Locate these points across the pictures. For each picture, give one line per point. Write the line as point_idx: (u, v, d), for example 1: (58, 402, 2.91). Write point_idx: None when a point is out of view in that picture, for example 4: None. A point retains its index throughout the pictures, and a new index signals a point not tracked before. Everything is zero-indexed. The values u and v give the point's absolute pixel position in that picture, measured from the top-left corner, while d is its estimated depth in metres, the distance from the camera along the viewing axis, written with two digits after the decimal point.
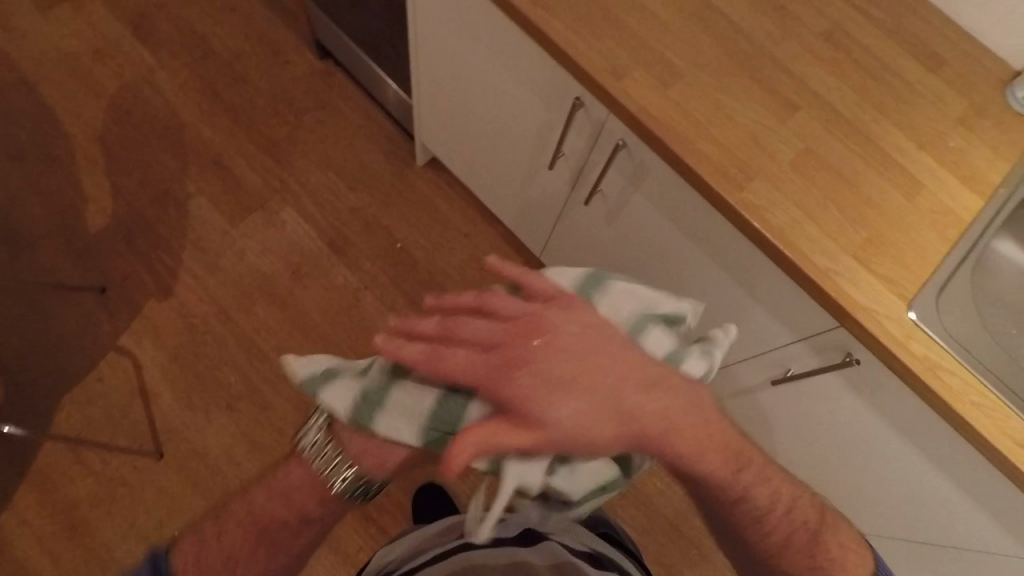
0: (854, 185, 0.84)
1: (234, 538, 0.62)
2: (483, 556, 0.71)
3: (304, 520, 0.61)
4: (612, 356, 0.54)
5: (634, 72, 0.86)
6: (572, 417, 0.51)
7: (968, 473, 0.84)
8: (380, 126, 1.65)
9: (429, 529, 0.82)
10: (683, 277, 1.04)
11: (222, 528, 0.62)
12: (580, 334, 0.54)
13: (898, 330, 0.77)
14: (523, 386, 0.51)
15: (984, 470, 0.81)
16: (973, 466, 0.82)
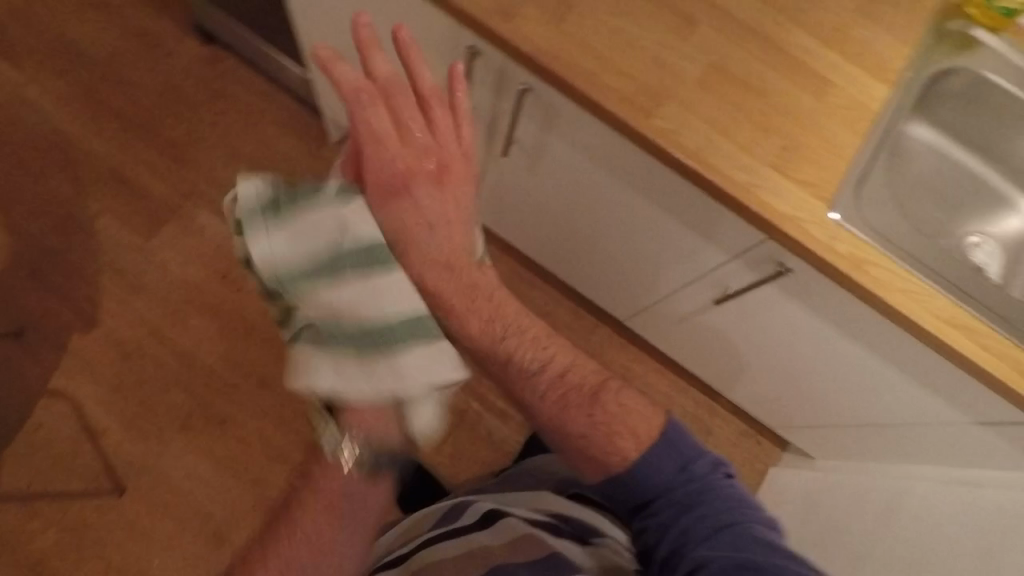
0: (764, 94, 0.82)
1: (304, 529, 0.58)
2: (442, 551, 0.71)
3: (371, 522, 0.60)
4: (425, 169, 0.63)
5: (525, 10, 0.82)
6: (413, 202, 0.62)
7: (907, 356, 0.87)
8: (285, 107, 1.56)
9: (414, 517, 0.85)
10: (615, 215, 1.03)
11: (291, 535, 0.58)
12: (411, 150, 0.63)
13: (823, 233, 0.78)
14: (381, 175, 0.62)
15: (921, 352, 0.84)
16: (909, 349, 0.85)
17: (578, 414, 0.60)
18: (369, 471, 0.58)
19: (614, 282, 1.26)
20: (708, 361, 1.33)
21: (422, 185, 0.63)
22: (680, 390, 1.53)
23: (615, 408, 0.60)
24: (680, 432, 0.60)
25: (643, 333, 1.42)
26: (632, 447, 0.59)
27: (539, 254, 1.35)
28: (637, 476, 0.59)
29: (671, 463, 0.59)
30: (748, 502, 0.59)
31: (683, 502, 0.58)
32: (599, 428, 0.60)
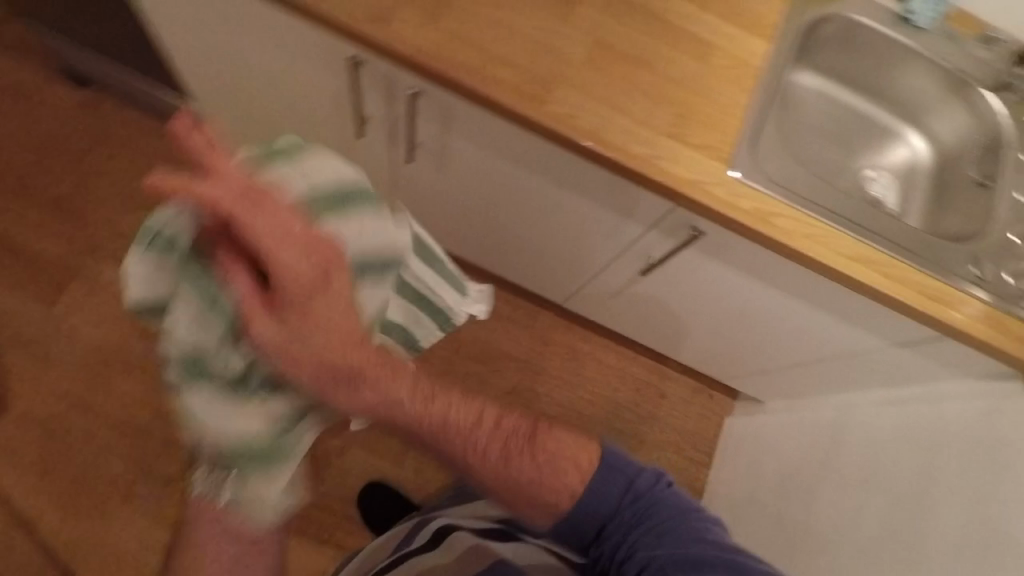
0: (651, 65, 0.83)
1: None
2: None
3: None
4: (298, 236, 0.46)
5: (400, 13, 0.79)
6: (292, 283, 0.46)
7: (824, 295, 0.91)
8: (179, 142, 1.48)
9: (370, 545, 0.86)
10: (531, 203, 1.02)
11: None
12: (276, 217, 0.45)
13: (727, 193, 0.80)
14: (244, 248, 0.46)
15: (834, 290, 0.88)
16: (824, 288, 0.89)
17: (519, 449, 0.56)
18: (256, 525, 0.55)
19: (545, 268, 1.26)
20: (648, 328, 1.35)
21: (291, 252, 0.45)
22: (629, 360, 1.56)
23: (552, 444, 0.57)
24: (617, 455, 0.59)
25: (583, 312, 1.43)
26: (579, 477, 0.57)
27: (467, 252, 1.34)
28: (586, 508, 0.57)
29: (616, 486, 0.57)
30: (694, 510, 0.58)
31: (630, 521, 0.57)
32: (541, 463, 0.56)
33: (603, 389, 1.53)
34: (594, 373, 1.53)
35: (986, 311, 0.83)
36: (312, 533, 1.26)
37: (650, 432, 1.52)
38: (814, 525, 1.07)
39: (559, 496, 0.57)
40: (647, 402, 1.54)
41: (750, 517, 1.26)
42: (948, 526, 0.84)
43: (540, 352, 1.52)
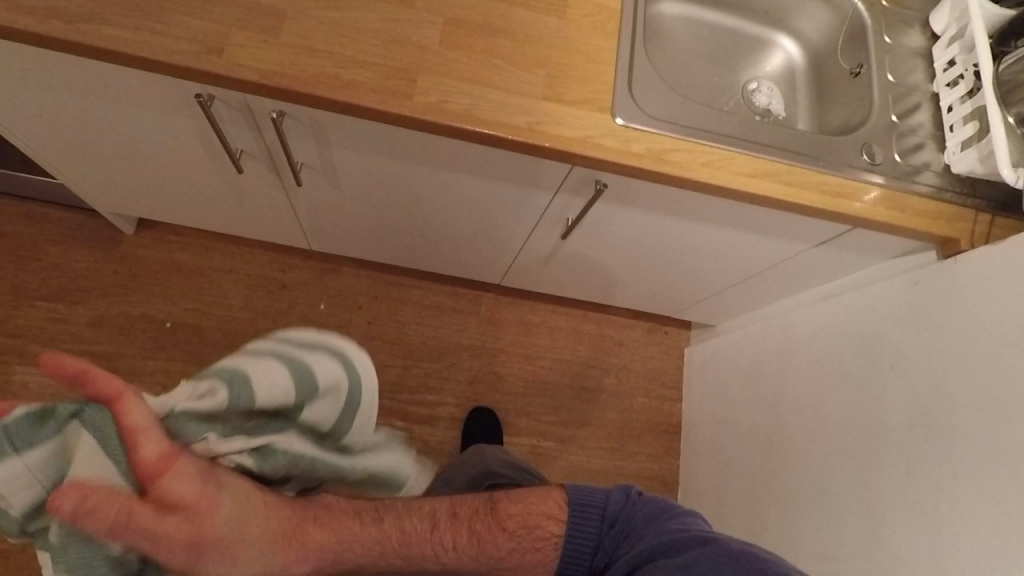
0: (508, 31, 0.81)
1: None
2: None
3: None
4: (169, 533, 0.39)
5: (235, 37, 0.74)
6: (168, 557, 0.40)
7: (737, 215, 0.92)
8: (58, 221, 1.38)
9: None
10: (436, 196, 0.99)
11: None
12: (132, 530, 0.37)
13: (617, 141, 0.79)
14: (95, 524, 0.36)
15: (744, 208, 0.89)
16: (736, 209, 0.89)
17: (488, 546, 0.56)
18: None
19: (471, 254, 1.25)
20: (587, 286, 1.36)
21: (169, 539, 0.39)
22: (578, 319, 1.56)
23: (514, 508, 0.59)
24: (579, 492, 0.62)
25: (522, 285, 1.43)
26: (552, 532, 0.59)
27: (390, 257, 1.30)
28: (570, 551, 0.59)
29: (590, 520, 0.60)
30: (666, 507, 0.62)
31: (613, 547, 0.59)
32: (516, 543, 0.58)
33: (563, 354, 1.53)
34: (549, 342, 1.54)
35: (884, 195, 0.85)
36: None
37: (618, 382, 1.54)
38: (784, 433, 1.10)
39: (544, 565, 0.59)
40: (607, 355, 1.56)
41: (729, 438, 1.30)
42: (898, 404, 0.88)
43: (491, 335, 1.51)
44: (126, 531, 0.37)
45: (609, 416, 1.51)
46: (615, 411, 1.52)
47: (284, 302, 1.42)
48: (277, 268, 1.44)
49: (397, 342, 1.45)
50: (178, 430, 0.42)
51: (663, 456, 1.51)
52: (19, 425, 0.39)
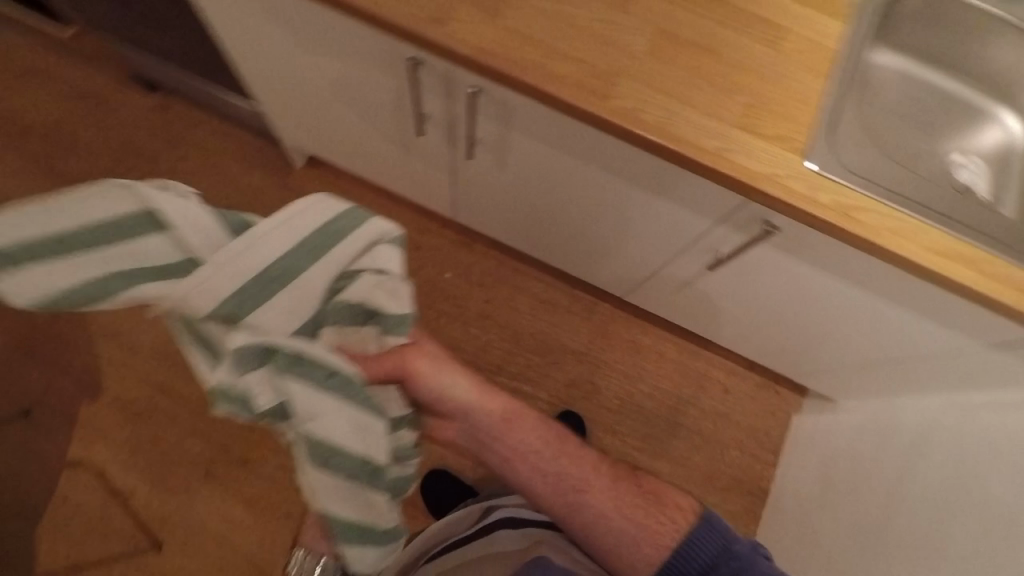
0: (716, 53, 0.79)
1: None
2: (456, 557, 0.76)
3: None
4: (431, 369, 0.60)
5: (458, 12, 0.78)
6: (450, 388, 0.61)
7: (904, 292, 0.86)
8: (245, 142, 1.53)
9: None
10: (594, 198, 1.00)
11: None
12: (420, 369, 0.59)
13: (803, 186, 0.75)
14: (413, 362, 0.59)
15: (916, 286, 0.82)
16: (908, 285, 0.83)
17: (622, 490, 0.64)
18: None
19: (604, 261, 1.25)
20: (709, 321, 1.32)
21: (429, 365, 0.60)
22: (689, 353, 1.52)
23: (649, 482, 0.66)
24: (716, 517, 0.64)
25: (642, 304, 1.41)
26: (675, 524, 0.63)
27: (522, 244, 1.34)
28: (685, 554, 0.61)
29: (713, 541, 0.62)
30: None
31: None
32: (644, 503, 0.64)
33: (664, 384, 1.50)
34: (653, 368, 1.51)
35: None
36: None
37: (714, 428, 1.48)
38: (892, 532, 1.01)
39: (656, 545, 0.62)
40: (709, 398, 1.50)
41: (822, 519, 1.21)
42: None
43: (598, 345, 1.50)
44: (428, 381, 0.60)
45: (695, 458, 1.47)
46: (703, 455, 1.47)
47: (415, 262, 1.50)
48: (416, 229, 1.51)
49: (508, 327, 1.49)
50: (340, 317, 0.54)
51: (742, 515, 1.44)
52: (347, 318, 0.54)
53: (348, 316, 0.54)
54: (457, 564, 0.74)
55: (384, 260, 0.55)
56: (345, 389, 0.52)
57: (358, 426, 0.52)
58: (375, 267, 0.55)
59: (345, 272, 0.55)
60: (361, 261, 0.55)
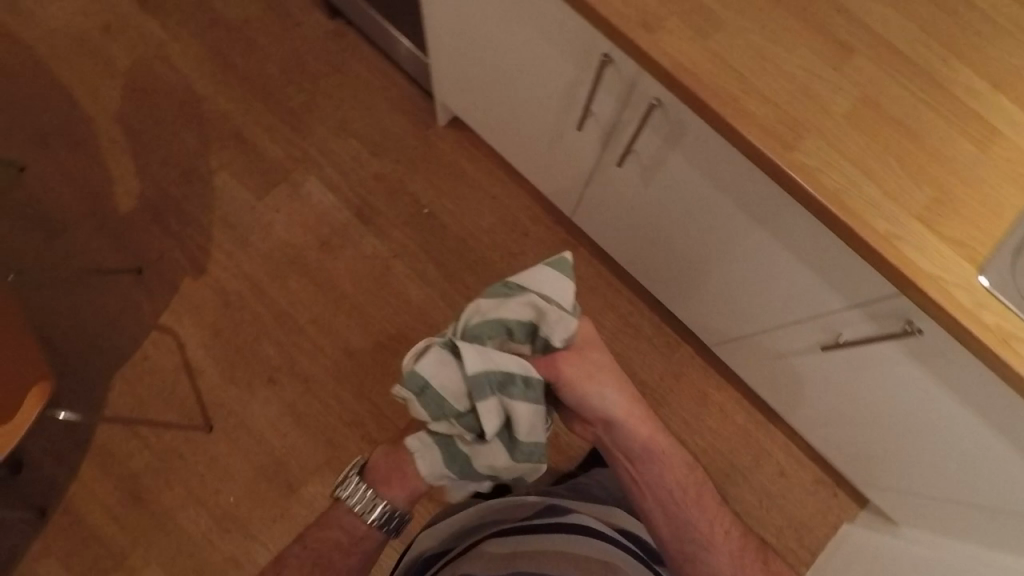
0: (918, 137, 0.75)
1: (299, 562, 0.76)
2: (515, 545, 0.70)
3: (356, 548, 0.78)
4: (580, 379, 0.75)
5: (669, 22, 0.77)
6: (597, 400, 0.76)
7: None
8: (398, 87, 1.57)
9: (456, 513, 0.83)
10: (729, 242, 0.98)
11: (284, 561, 0.75)
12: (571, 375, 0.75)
13: (967, 298, 0.71)
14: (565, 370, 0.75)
15: None
16: None
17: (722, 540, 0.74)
18: (381, 528, 0.77)
19: (708, 306, 1.22)
20: (792, 400, 1.27)
21: (575, 375, 0.75)
22: (755, 424, 1.47)
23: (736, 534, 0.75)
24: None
25: (729, 361, 1.37)
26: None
27: (630, 263, 1.33)
28: None
29: None
30: None
31: None
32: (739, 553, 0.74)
33: (720, 445, 1.46)
34: (715, 426, 1.47)
35: None
36: None
37: (758, 506, 1.43)
38: None
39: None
40: (762, 475, 1.45)
41: None
42: None
43: (668, 385, 1.48)
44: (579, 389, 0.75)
45: None
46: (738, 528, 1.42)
47: (519, 247, 1.50)
48: (529, 217, 1.52)
49: None
50: (514, 333, 0.73)
51: None
52: (520, 330, 0.72)
53: (520, 330, 0.72)
54: (518, 553, 0.69)
55: (550, 286, 0.72)
56: (526, 389, 0.70)
57: (535, 419, 0.71)
58: (545, 295, 0.72)
59: (514, 289, 0.73)
60: (531, 287, 0.72)
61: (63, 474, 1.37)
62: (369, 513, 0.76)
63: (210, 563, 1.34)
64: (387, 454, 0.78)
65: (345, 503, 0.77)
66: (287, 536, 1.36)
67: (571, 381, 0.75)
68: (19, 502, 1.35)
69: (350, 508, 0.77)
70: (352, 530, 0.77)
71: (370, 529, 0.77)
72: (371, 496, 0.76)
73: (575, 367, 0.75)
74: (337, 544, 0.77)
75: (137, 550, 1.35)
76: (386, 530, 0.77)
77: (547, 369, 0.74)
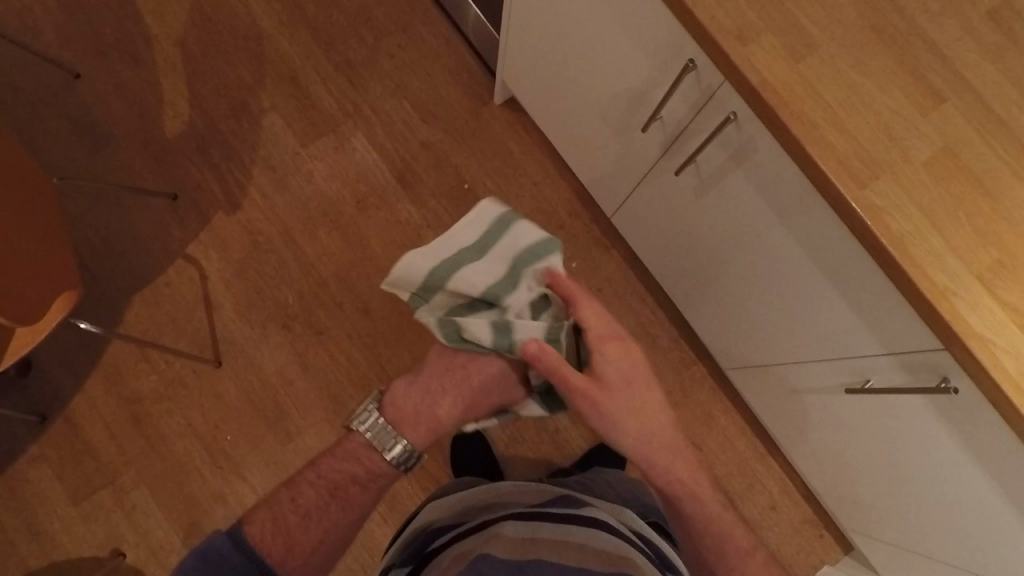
0: (992, 197, 0.73)
1: (313, 492, 0.76)
2: (532, 530, 0.70)
3: (370, 481, 0.78)
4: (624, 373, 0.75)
5: (763, 38, 0.76)
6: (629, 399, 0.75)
7: None
8: (460, 57, 1.56)
9: (471, 493, 0.85)
10: (773, 269, 0.98)
11: (297, 490, 0.76)
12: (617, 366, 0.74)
13: (1014, 366, 0.70)
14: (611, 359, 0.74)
15: None
16: None
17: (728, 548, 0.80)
18: (397, 463, 0.77)
19: (734, 329, 1.21)
20: (799, 437, 1.26)
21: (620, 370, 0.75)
22: (754, 454, 1.47)
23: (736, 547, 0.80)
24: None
25: (742, 387, 1.36)
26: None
27: (663, 273, 1.32)
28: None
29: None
30: None
31: None
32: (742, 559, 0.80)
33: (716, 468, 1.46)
34: (715, 448, 1.47)
35: None
36: None
37: None
38: None
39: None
40: (754, 505, 1.44)
41: None
42: None
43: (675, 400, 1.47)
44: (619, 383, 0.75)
45: None
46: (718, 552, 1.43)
47: (552, 239, 1.49)
48: (567, 210, 1.51)
49: None
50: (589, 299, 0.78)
51: None
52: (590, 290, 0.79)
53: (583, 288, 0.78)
54: (537, 539, 0.69)
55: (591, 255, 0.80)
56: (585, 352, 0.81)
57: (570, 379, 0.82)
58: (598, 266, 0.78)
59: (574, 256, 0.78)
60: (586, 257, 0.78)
61: (70, 383, 1.39)
62: (388, 449, 0.77)
63: (197, 496, 1.35)
64: (410, 394, 0.78)
65: (364, 438, 0.78)
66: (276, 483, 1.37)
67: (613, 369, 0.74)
68: (23, 403, 1.37)
69: (367, 443, 0.78)
70: (369, 464, 0.78)
71: (387, 465, 0.78)
72: (390, 431, 0.77)
73: (595, 393, 0.72)
74: (353, 478, 0.77)
75: (129, 470, 1.36)
76: (402, 465, 0.78)
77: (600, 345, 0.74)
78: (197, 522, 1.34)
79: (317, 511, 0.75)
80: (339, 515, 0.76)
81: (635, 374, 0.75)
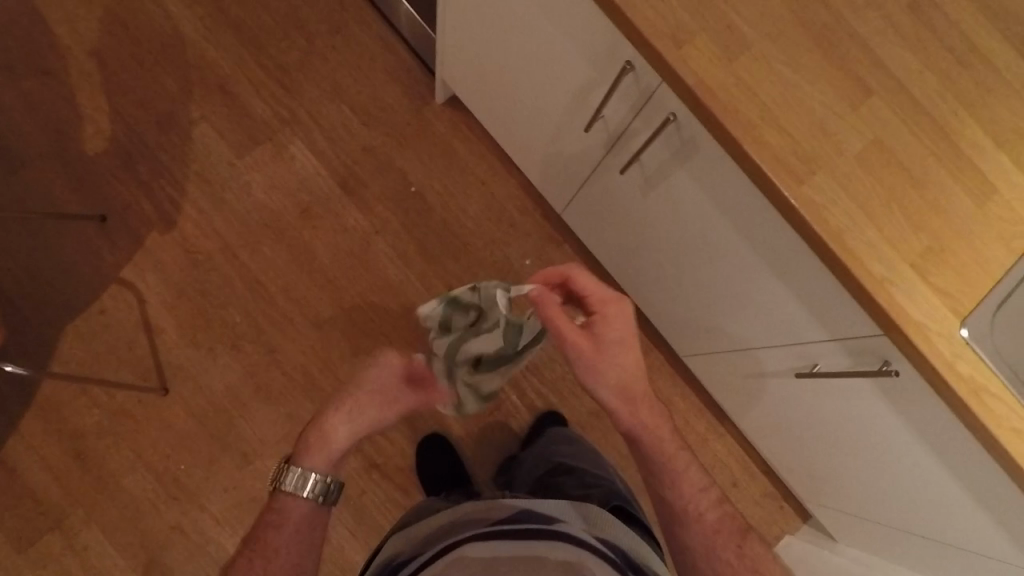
0: (920, 185, 0.76)
1: (247, 558, 0.76)
2: (488, 556, 0.70)
3: (301, 518, 0.79)
4: (629, 347, 0.80)
5: (698, 39, 0.76)
6: (623, 373, 0.80)
7: (978, 480, 0.84)
8: (397, 56, 1.51)
9: (432, 518, 0.84)
10: (719, 262, 1.00)
11: (235, 562, 0.76)
12: (621, 336, 0.79)
13: (947, 347, 0.73)
14: (612, 332, 0.79)
15: (994, 478, 0.80)
16: (983, 474, 0.82)
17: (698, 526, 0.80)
18: (315, 495, 0.78)
19: (687, 319, 1.23)
20: (755, 418, 1.30)
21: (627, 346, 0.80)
22: (714, 434, 1.51)
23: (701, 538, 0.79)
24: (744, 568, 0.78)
25: (698, 373, 1.40)
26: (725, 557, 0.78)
27: (616, 267, 1.33)
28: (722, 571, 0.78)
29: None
30: None
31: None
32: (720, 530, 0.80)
33: None
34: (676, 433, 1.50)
35: None
36: (368, 454, 1.39)
37: None
38: None
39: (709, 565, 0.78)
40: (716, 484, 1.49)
41: None
42: None
43: None
44: (617, 355, 0.79)
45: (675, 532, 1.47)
46: None
47: (504, 237, 1.48)
48: (517, 207, 1.50)
49: None
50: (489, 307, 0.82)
51: None
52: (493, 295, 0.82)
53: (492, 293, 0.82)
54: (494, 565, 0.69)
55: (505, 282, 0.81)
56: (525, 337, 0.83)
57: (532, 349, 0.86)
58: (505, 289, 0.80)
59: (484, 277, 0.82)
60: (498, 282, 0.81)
61: (3, 425, 1.31)
62: (304, 489, 0.78)
63: (154, 530, 1.30)
64: (315, 430, 0.81)
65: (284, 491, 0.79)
66: (237, 508, 1.33)
67: (617, 341, 0.79)
68: None
69: (287, 492, 0.79)
70: (292, 511, 0.79)
71: (310, 503, 0.79)
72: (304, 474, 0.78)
73: (591, 352, 0.79)
74: (280, 523, 0.78)
75: (77, 511, 1.29)
76: (324, 496, 0.79)
77: (605, 314, 0.80)
78: (156, 558, 1.29)
79: (257, 575, 0.75)
80: (272, 564, 0.75)
81: (633, 339, 0.80)
